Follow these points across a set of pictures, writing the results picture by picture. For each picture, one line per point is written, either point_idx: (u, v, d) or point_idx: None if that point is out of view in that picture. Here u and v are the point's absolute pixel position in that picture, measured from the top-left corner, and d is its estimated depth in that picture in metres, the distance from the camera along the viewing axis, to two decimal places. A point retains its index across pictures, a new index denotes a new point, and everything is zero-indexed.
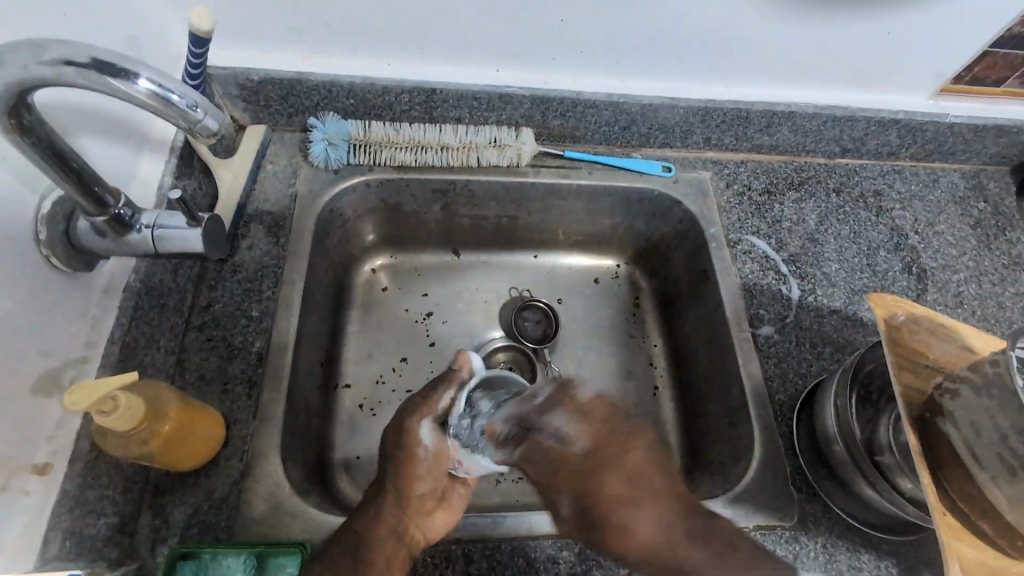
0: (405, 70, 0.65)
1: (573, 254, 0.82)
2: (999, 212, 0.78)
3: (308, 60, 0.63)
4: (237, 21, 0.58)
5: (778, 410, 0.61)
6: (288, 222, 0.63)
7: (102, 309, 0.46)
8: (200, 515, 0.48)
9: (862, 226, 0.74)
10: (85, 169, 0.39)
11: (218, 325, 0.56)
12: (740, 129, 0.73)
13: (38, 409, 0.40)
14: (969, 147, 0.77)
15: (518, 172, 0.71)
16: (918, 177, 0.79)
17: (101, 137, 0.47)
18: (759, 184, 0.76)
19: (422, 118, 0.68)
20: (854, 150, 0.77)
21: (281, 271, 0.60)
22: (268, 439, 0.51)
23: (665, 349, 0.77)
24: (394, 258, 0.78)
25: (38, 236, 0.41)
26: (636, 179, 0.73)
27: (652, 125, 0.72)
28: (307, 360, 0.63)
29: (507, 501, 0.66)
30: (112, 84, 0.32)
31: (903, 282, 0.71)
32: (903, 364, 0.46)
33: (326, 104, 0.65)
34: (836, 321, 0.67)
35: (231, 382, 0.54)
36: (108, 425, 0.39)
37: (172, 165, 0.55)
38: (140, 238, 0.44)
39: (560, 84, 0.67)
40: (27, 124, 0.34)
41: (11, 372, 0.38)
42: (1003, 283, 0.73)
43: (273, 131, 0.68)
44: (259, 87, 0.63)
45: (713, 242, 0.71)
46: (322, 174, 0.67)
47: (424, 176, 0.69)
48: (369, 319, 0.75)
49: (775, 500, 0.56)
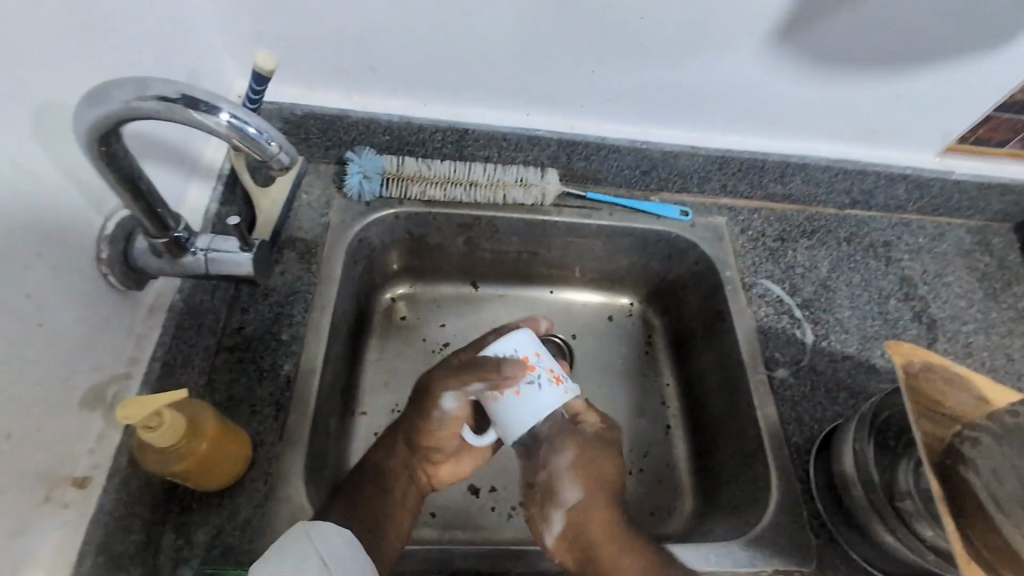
0: (440, 111, 0.68)
1: (589, 291, 0.84)
2: (1004, 267, 0.81)
3: (349, 98, 0.66)
4: (286, 60, 0.62)
5: (794, 454, 0.61)
6: (320, 249, 0.65)
7: (147, 326, 0.48)
8: (223, 537, 0.48)
9: (873, 275, 0.77)
10: (153, 191, 0.41)
11: (249, 347, 0.57)
12: (755, 178, 0.76)
13: (81, 423, 0.42)
14: (974, 204, 0.81)
15: (541, 210, 0.74)
16: (925, 230, 0.82)
17: (161, 163, 0.51)
18: (773, 231, 0.78)
19: (452, 156, 0.71)
20: (863, 203, 0.80)
21: (312, 296, 0.62)
22: (293, 463, 0.52)
23: (678, 388, 0.78)
24: (414, 288, 0.80)
25: (99, 255, 0.43)
26: (654, 221, 0.76)
27: (671, 171, 0.75)
28: (331, 385, 0.64)
29: (521, 537, 0.66)
30: (197, 118, 0.34)
31: (914, 331, 0.73)
32: (920, 411, 0.47)
33: (363, 139, 0.69)
34: (849, 367, 0.68)
35: (259, 404, 0.54)
36: (152, 439, 0.40)
37: (218, 193, 0.58)
38: (194, 260, 0.47)
39: (585, 129, 0.71)
40: (114, 152, 0.36)
41: (60, 387, 0.40)
42: (1011, 336, 0.75)
43: (309, 162, 0.71)
44: (301, 121, 0.66)
45: (729, 285, 0.72)
46: (354, 205, 0.69)
47: (452, 212, 0.72)
48: (387, 346, 0.76)
49: (791, 545, 0.56)
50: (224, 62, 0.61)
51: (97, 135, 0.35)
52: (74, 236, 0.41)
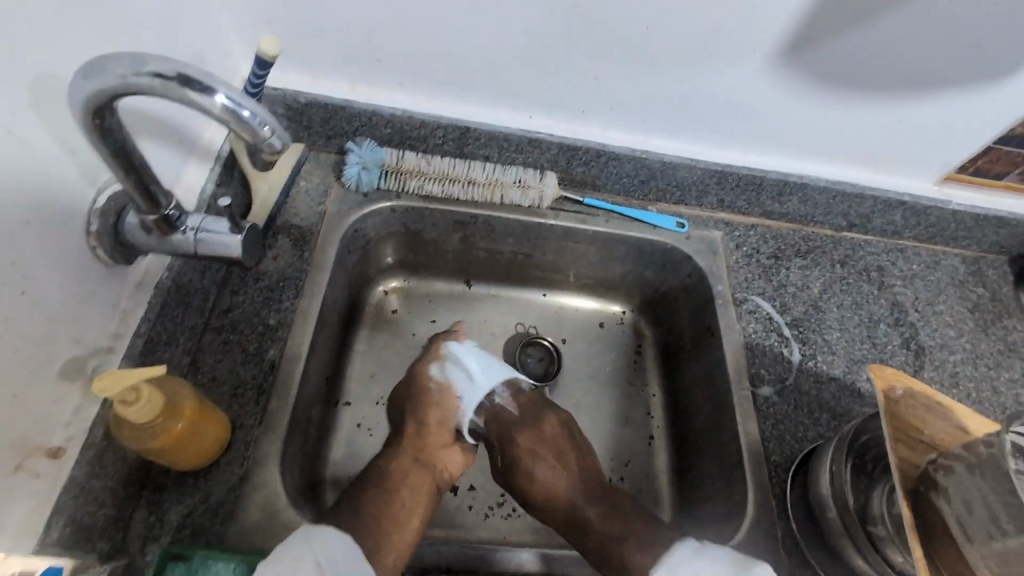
0: (443, 108, 0.68)
1: (582, 296, 0.84)
2: (996, 299, 0.81)
3: (353, 89, 0.66)
4: (293, 47, 0.62)
5: (772, 472, 0.62)
6: (315, 237, 0.65)
7: (133, 303, 0.48)
8: (195, 517, 0.48)
9: (864, 298, 0.77)
10: (146, 167, 0.41)
11: (236, 329, 0.57)
12: (753, 195, 0.76)
13: (60, 394, 0.42)
14: (970, 234, 0.81)
15: (537, 213, 0.74)
16: (920, 257, 0.82)
17: (159, 140, 0.51)
18: (768, 248, 0.78)
19: (453, 153, 0.72)
20: (860, 226, 0.81)
21: (303, 283, 0.62)
22: (270, 447, 0.52)
23: (664, 399, 0.78)
24: (406, 282, 0.80)
25: (89, 228, 0.43)
26: (650, 231, 0.76)
27: (670, 182, 0.75)
28: (316, 373, 0.64)
29: (495, 537, 0.66)
30: (192, 97, 0.34)
31: (901, 357, 0.73)
32: (898, 437, 0.47)
33: (364, 130, 0.69)
34: (834, 389, 0.68)
35: (241, 387, 0.55)
36: (128, 413, 0.40)
37: (215, 173, 0.58)
38: (183, 240, 0.47)
39: (586, 135, 0.71)
40: (107, 125, 0.37)
41: (40, 356, 0.40)
42: (998, 368, 0.75)
43: (310, 150, 0.72)
44: (304, 109, 0.66)
45: (720, 299, 0.73)
46: (351, 196, 0.70)
47: (448, 208, 0.72)
48: (376, 338, 0.76)
49: (762, 562, 0.57)
50: (230, 46, 0.61)
51: (91, 108, 0.35)
52: (64, 206, 0.41)
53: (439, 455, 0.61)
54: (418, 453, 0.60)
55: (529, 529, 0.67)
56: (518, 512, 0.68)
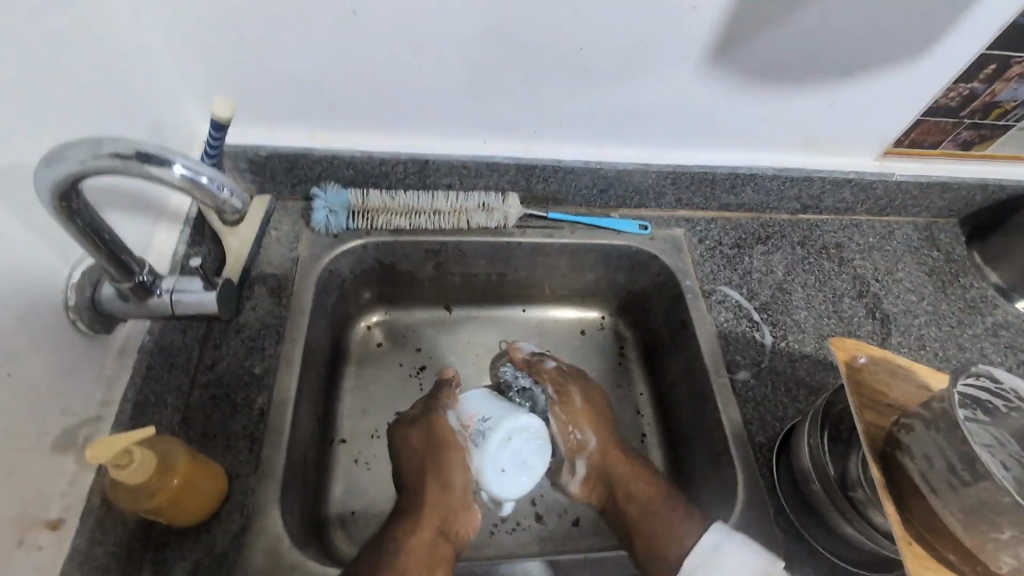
0: (401, 144, 0.71)
1: (561, 307, 0.86)
2: (952, 260, 0.85)
3: (313, 137, 0.69)
4: (248, 105, 0.65)
5: (758, 452, 0.64)
6: (291, 284, 0.67)
7: (117, 368, 0.50)
8: (200, 571, 0.49)
9: (826, 276, 0.80)
10: (116, 239, 0.44)
11: (222, 383, 0.59)
12: (708, 190, 0.80)
13: (54, 466, 0.43)
14: (917, 202, 0.85)
15: (504, 233, 0.76)
16: (874, 230, 0.86)
17: (130, 211, 0.53)
18: (729, 239, 0.82)
19: (416, 185, 0.74)
20: (813, 207, 0.85)
21: (283, 329, 0.63)
22: (268, 494, 0.53)
23: (651, 396, 0.80)
24: (388, 315, 0.82)
25: (67, 302, 0.45)
26: (615, 237, 0.79)
27: (627, 188, 0.78)
28: (308, 414, 0.65)
29: (501, 554, 0.67)
30: (150, 171, 0.37)
31: (868, 327, 0.76)
32: (864, 403, 0.50)
33: (328, 174, 0.72)
34: (808, 366, 0.71)
35: (234, 438, 0.56)
36: (122, 478, 0.42)
37: (185, 234, 0.60)
38: (159, 302, 0.49)
39: (541, 153, 0.74)
40: (75, 206, 0.39)
41: (32, 432, 0.41)
42: (961, 326, 0.78)
43: (278, 199, 0.74)
44: (267, 161, 0.69)
45: (689, 293, 0.75)
46: (323, 238, 0.72)
47: (419, 239, 0.74)
48: (362, 374, 0.77)
49: (760, 542, 0.58)
50: (187, 111, 0.64)
51: (60, 191, 0.37)
52: (43, 285, 0.43)
53: (462, 515, 0.61)
54: (439, 521, 0.59)
55: (535, 542, 0.68)
56: (522, 527, 0.70)
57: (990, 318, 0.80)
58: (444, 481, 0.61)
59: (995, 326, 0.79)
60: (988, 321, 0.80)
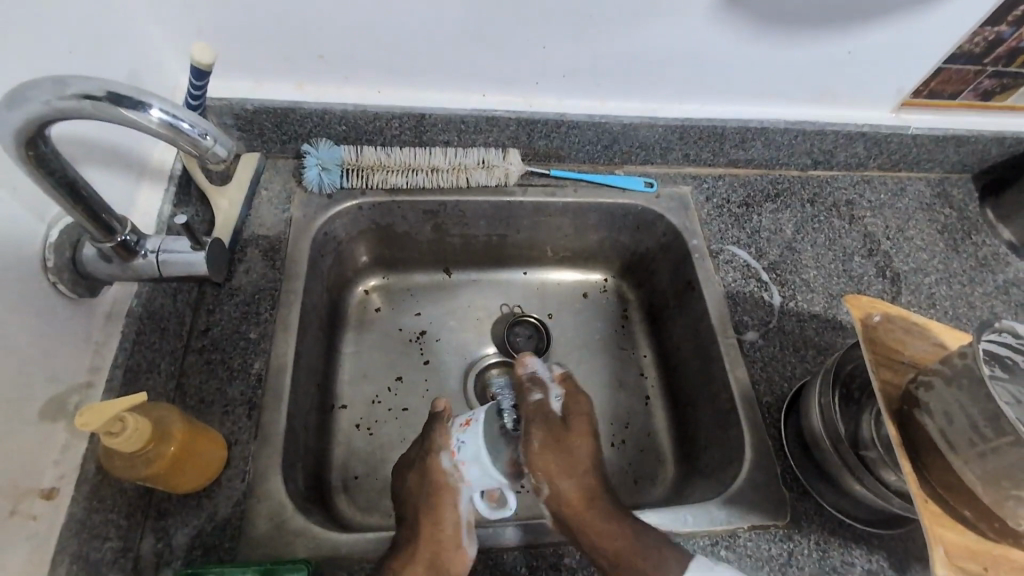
0: (395, 97, 0.67)
1: (563, 269, 0.84)
2: (964, 217, 0.83)
3: (301, 89, 0.65)
4: (231, 55, 0.61)
5: (766, 413, 0.63)
6: (284, 246, 0.65)
7: (106, 334, 0.48)
8: (203, 537, 0.48)
9: (837, 234, 0.78)
10: (94, 196, 0.41)
11: (218, 349, 0.57)
12: (716, 145, 0.77)
13: (45, 434, 0.42)
14: (932, 156, 0.82)
15: (505, 191, 0.73)
16: (886, 186, 0.83)
17: (108, 167, 0.50)
18: (737, 197, 0.79)
19: (411, 142, 0.71)
20: (824, 162, 0.81)
21: (277, 292, 0.61)
22: (270, 459, 0.52)
23: (655, 358, 0.79)
24: (386, 279, 0.80)
25: (45, 262, 0.43)
26: (620, 195, 0.76)
27: (633, 144, 0.75)
28: (307, 379, 0.63)
29: None
30: (126, 115, 0.34)
31: (878, 285, 0.74)
32: (880, 361, 0.49)
33: (319, 130, 0.68)
34: (816, 326, 0.69)
35: (231, 405, 0.54)
36: (115, 445, 0.40)
37: (171, 193, 0.58)
38: (146, 263, 0.47)
39: (542, 107, 0.70)
40: (44, 155, 0.36)
41: (17, 399, 0.39)
42: (972, 284, 0.76)
43: (267, 157, 0.71)
44: (254, 116, 0.65)
45: (697, 252, 0.73)
46: (316, 199, 0.69)
47: (415, 199, 0.71)
48: (361, 339, 0.76)
49: (767, 501, 0.58)
50: (166, 62, 0.60)
51: (25, 137, 0.34)
52: (19, 244, 0.41)
53: (455, 558, 0.49)
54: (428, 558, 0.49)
55: None
56: None
57: (1002, 275, 0.78)
58: (436, 523, 0.50)
59: (1006, 284, 0.78)
60: (999, 279, 0.78)
